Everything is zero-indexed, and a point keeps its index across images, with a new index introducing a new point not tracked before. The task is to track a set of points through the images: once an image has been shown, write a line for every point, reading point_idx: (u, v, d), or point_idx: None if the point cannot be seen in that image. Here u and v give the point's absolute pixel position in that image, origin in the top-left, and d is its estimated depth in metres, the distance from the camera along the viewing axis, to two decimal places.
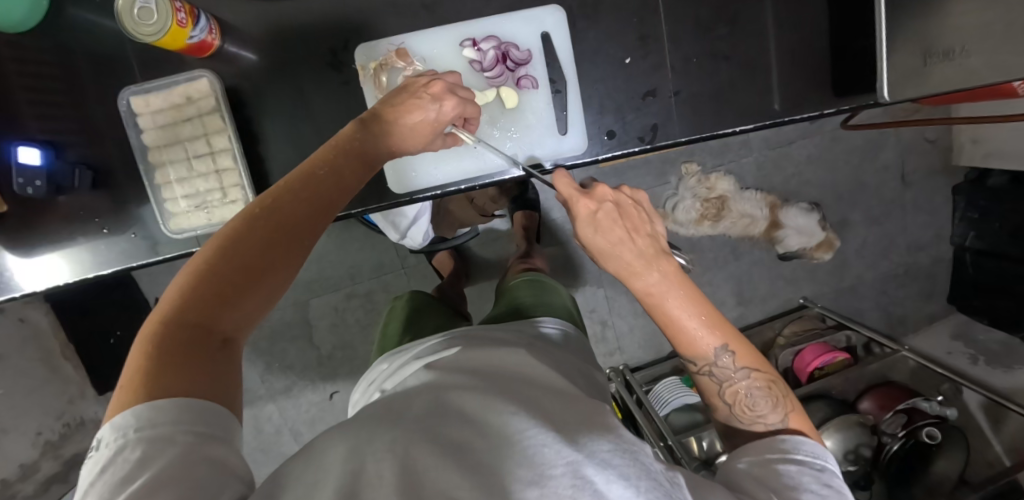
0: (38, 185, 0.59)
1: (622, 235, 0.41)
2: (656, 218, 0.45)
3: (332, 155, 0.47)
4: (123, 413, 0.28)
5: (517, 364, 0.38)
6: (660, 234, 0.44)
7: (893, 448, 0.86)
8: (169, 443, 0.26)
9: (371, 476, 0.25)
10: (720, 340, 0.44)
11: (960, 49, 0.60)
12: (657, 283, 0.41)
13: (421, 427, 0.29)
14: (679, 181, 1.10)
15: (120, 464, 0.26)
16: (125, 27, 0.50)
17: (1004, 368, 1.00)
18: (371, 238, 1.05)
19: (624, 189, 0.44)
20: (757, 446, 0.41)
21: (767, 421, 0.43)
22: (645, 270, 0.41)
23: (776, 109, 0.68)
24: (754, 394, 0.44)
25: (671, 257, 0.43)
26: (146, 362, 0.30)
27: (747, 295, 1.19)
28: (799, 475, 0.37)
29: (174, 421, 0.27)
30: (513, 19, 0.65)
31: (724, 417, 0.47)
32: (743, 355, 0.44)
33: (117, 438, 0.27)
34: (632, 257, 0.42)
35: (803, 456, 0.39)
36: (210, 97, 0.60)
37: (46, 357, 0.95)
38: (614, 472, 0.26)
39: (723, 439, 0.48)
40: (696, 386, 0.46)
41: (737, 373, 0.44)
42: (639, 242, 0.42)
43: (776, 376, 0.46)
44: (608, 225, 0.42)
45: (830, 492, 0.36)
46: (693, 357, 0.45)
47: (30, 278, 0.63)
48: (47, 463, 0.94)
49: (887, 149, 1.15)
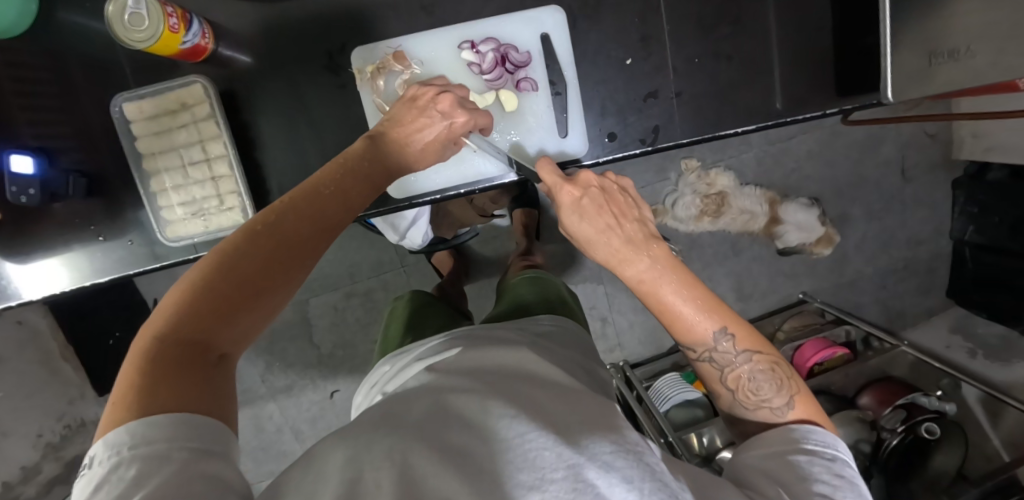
0: (31, 194, 0.58)
1: (610, 222, 0.43)
2: (642, 204, 0.46)
3: (340, 174, 0.46)
4: (115, 430, 0.27)
5: (517, 365, 0.38)
6: (647, 219, 0.45)
7: (893, 443, 0.85)
8: (165, 460, 0.25)
9: (369, 485, 0.25)
10: (718, 323, 0.43)
11: (966, 49, 0.60)
12: (648, 270, 0.42)
13: (418, 430, 0.28)
14: (679, 177, 1.09)
15: (114, 483, 0.25)
16: (117, 35, 0.49)
17: (1003, 362, 1.03)
18: (369, 236, 1.05)
19: (610, 175, 0.46)
20: (765, 438, 0.41)
21: (772, 405, 0.42)
22: (635, 256, 0.42)
23: (778, 109, 0.67)
24: (757, 378, 0.43)
25: (662, 242, 0.43)
26: (139, 378, 0.29)
27: (747, 291, 1.19)
28: (809, 465, 0.37)
29: (171, 437, 0.26)
30: (512, 20, 0.63)
31: (728, 404, 0.46)
32: (742, 338, 0.43)
33: (110, 456, 0.26)
34: (620, 243, 0.43)
35: (812, 446, 0.38)
36: (204, 102, 0.59)
37: (45, 359, 0.95)
38: (616, 475, 0.26)
39: (729, 424, 0.48)
40: (697, 373, 0.46)
41: (737, 357, 0.44)
42: (626, 227, 0.43)
43: (779, 357, 0.45)
44: (594, 211, 0.43)
45: (841, 483, 0.36)
46: (692, 344, 0.44)
47: (27, 285, 0.62)
48: (49, 465, 0.97)
49: (887, 144, 1.14)
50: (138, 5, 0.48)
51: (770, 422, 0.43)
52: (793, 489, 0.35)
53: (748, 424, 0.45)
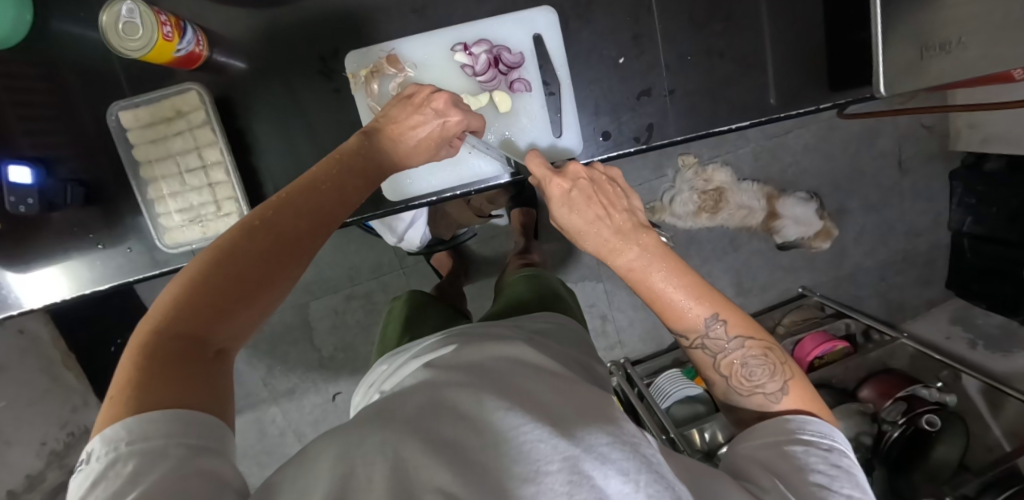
0: (30, 203, 0.58)
1: (599, 212, 0.46)
2: (632, 193, 0.49)
3: (336, 171, 0.47)
4: (112, 426, 0.27)
5: (514, 359, 0.38)
6: (637, 208, 0.48)
7: (893, 435, 0.85)
8: (163, 457, 0.26)
9: (362, 480, 0.25)
10: (709, 310, 0.43)
11: (957, 41, 0.59)
12: (637, 259, 0.44)
13: (412, 424, 0.29)
14: (676, 173, 1.09)
15: (112, 478, 0.25)
16: (112, 44, 0.49)
17: (1003, 351, 1.02)
18: (369, 239, 1.05)
19: (598, 167, 0.49)
20: (760, 427, 0.41)
21: (766, 390, 0.43)
22: (624, 246, 0.45)
23: (771, 104, 0.68)
24: (751, 364, 0.43)
25: (650, 230, 0.46)
26: (136, 373, 0.29)
27: (746, 286, 1.19)
28: (805, 456, 0.37)
29: (168, 434, 0.27)
30: (505, 22, 0.64)
31: (722, 391, 0.46)
32: (734, 323, 0.44)
33: (108, 452, 0.26)
34: (609, 234, 0.45)
35: (810, 436, 0.39)
36: (200, 109, 0.59)
37: (48, 366, 0.95)
38: (612, 467, 0.26)
39: (727, 412, 0.48)
40: (691, 360, 0.46)
41: (730, 344, 0.44)
42: (615, 217, 0.46)
43: (773, 342, 0.45)
44: (583, 203, 0.46)
45: (838, 472, 0.36)
46: (683, 330, 0.45)
47: (28, 294, 0.62)
48: (53, 472, 0.95)
49: (883, 137, 1.15)
50: (132, 15, 0.49)
51: (764, 408, 0.43)
52: (790, 480, 0.35)
53: (743, 410, 0.45)
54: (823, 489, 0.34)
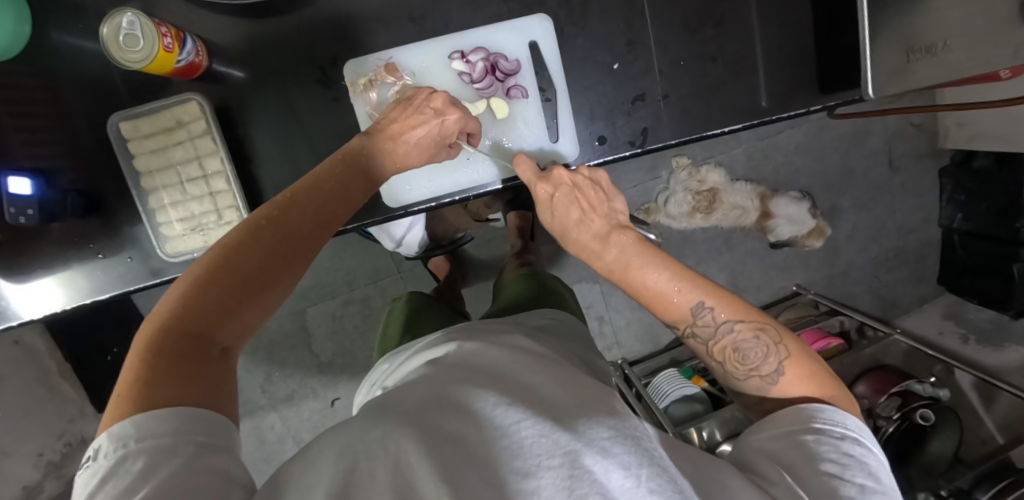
0: (30, 214, 0.59)
1: (579, 215, 0.48)
2: (615, 195, 0.50)
3: (338, 172, 0.47)
4: (120, 423, 0.27)
5: (513, 350, 0.39)
6: (618, 211, 0.49)
7: (888, 430, 0.88)
8: (171, 454, 0.26)
9: (364, 475, 0.25)
10: (694, 298, 0.44)
11: (942, 45, 0.62)
12: (616, 259, 0.46)
13: (412, 417, 0.29)
14: (670, 175, 1.11)
15: (121, 476, 0.26)
16: (114, 56, 0.50)
17: (994, 345, 1.04)
18: (366, 244, 1.05)
19: (583, 170, 0.50)
20: (775, 418, 0.41)
21: (762, 373, 0.44)
22: (601, 249, 0.47)
23: (764, 106, 0.69)
24: (744, 348, 0.44)
25: (629, 230, 0.47)
26: (142, 370, 0.30)
27: (741, 286, 1.20)
28: (817, 445, 0.37)
29: (175, 431, 0.27)
30: (501, 30, 0.65)
31: (723, 375, 0.47)
32: (722, 308, 0.44)
33: (116, 449, 0.27)
34: (587, 238, 0.48)
35: (821, 424, 0.39)
36: (201, 119, 0.59)
37: (44, 378, 0.95)
38: (614, 461, 0.27)
39: (735, 398, 0.49)
40: (688, 348, 0.48)
41: (721, 328, 0.44)
42: (595, 221, 0.48)
43: (768, 321, 0.45)
44: (566, 202, 0.49)
45: (851, 461, 0.36)
46: (675, 320, 0.46)
47: (26, 305, 0.62)
48: (51, 483, 0.94)
49: (873, 136, 1.17)
50: (132, 26, 0.49)
51: (762, 390, 0.44)
52: (798, 471, 0.36)
53: (747, 393, 0.46)
54: (834, 479, 0.35)
